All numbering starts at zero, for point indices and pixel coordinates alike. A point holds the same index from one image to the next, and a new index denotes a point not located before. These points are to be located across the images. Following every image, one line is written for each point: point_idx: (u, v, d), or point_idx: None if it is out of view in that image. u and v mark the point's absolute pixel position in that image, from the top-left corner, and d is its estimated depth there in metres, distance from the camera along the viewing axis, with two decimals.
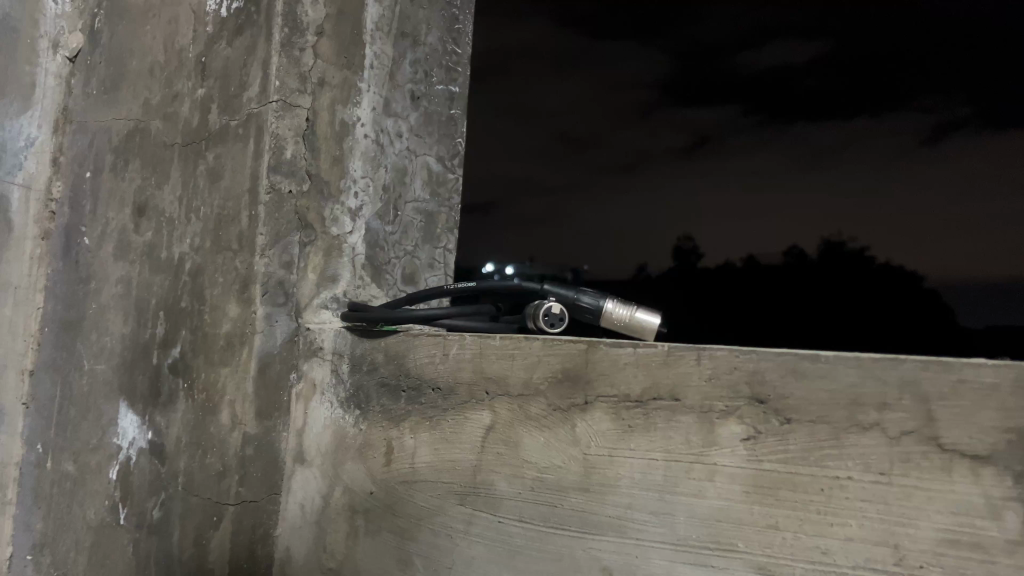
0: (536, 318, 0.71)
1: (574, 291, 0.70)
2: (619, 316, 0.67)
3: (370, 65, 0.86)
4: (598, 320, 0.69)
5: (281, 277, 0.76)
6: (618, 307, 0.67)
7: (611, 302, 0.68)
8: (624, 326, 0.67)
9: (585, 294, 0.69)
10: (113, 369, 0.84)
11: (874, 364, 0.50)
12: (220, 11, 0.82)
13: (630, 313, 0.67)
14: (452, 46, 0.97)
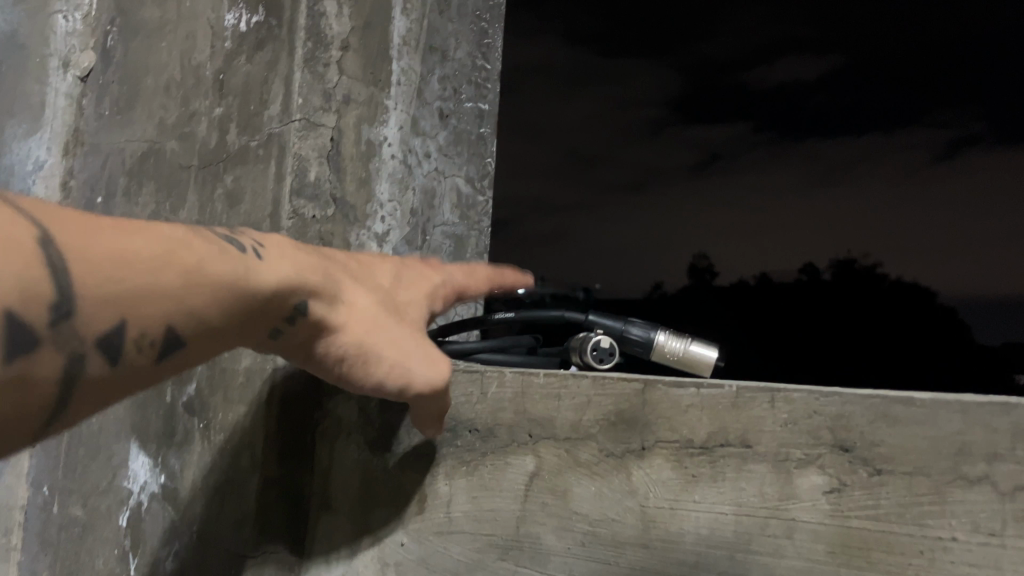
0: (584, 353, 0.63)
1: (622, 322, 0.64)
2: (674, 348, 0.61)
3: (398, 81, 0.80)
4: (648, 354, 0.62)
5: None
6: (671, 339, 0.61)
7: (663, 335, 0.62)
8: (677, 362, 0.61)
9: (633, 324, 0.63)
10: (125, 406, 0.79)
11: (979, 408, 0.45)
12: (239, 25, 0.76)
13: (685, 343, 0.61)
14: (482, 61, 0.93)
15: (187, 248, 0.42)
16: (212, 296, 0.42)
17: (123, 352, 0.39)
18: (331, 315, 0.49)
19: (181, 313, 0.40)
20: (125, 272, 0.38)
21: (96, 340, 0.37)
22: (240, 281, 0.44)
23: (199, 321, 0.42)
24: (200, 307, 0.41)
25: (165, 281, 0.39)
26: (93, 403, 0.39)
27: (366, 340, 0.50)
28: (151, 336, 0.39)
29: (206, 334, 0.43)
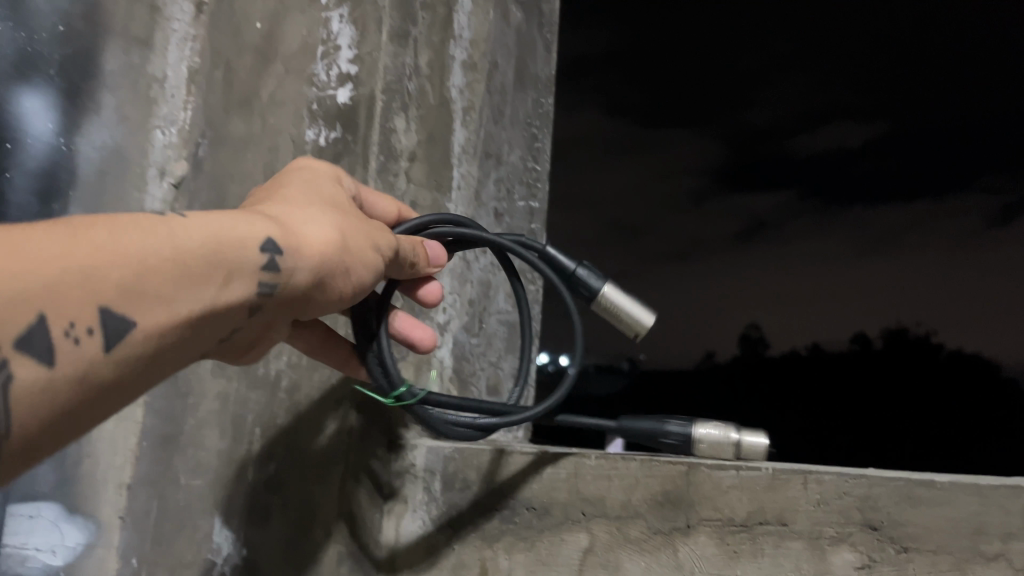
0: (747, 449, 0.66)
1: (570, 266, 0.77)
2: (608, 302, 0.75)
3: (457, 186, 0.89)
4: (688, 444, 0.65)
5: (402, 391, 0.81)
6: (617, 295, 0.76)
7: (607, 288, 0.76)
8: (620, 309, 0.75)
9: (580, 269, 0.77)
10: (209, 484, 0.80)
11: (995, 493, 0.56)
12: (317, 140, 0.83)
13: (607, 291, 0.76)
14: (531, 163, 1.03)
15: (91, 234, 0.45)
16: (132, 272, 0.46)
17: (59, 346, 0.43)
18: (287, 234, 0.56)
19: (106, 293, 0.45)
20: (35, 276, 0.42)
21: (15, 348, 0.42)
22: (175, 251, 0.49)
23: (130, 294, 0.46)
24: (126, 280, 0.46)
25: (69, 276, 0.44)
26: (56, 401, 0.44)
27: (335, 237, 0.59)
28: (82, 326, 0.44)
29: (149, 310, 0.47)
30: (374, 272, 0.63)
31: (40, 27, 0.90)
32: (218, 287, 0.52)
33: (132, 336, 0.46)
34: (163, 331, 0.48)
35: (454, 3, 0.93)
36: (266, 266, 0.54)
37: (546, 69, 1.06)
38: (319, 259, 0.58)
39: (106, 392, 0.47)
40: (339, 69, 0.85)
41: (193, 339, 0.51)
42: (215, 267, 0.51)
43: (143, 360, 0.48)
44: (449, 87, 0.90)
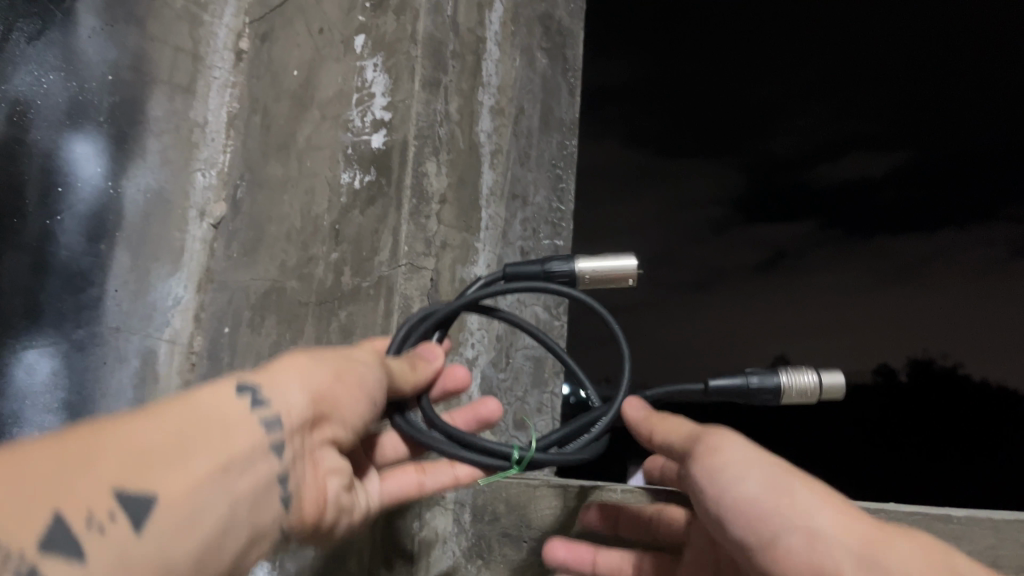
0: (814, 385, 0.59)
1: (538, 265, 0.65)
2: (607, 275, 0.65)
3: (486, 226, 0.93)
4: (778, 402, 0.59)
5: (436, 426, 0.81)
6: (592, 265, 0.64)
7: (580, 263, 0.65)
8: (601, 280, 0.64)
9: (550, 263, 0.65)
10: None
11: (1009, 526, 0.55)
12: (353, 183, 0.88)
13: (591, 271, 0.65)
14: (556, 203, 1.06)
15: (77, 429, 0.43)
16: (129, 446, 0.43)
17: (79, 537, 0.41)
18: (278, 376, 0.53)
19: (110, 473, 0.42)
20: (29, 477, 0.40)
21: (38, 553, 0.39)
22: (166, 411, 0.46)
23: (135, 467, 0.43)
24: (129, 457, 0.43)
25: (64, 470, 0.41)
26: None
27: (327, 362, 0.55)
28: (93, 514, 0.41)
29: (163, 476, 0.44)
30: (373, 368, 0.57)
31: (90, 77, 0.96)
32: (224, 440, 0.47)
33: (157, 508, 0.43)
34: (189, 496, 0.44)
35: (484, 49, 0.95)
36: (251, 404, 0.50)
37: (569, 112, 1.10)
38: (305, 381, 0.53)
39: None
40: (372, 116, 0.88)
41: (232, 502, 0.46)
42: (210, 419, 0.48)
43: (180, 534, 0.44)
44: (477, 132, 0.93)
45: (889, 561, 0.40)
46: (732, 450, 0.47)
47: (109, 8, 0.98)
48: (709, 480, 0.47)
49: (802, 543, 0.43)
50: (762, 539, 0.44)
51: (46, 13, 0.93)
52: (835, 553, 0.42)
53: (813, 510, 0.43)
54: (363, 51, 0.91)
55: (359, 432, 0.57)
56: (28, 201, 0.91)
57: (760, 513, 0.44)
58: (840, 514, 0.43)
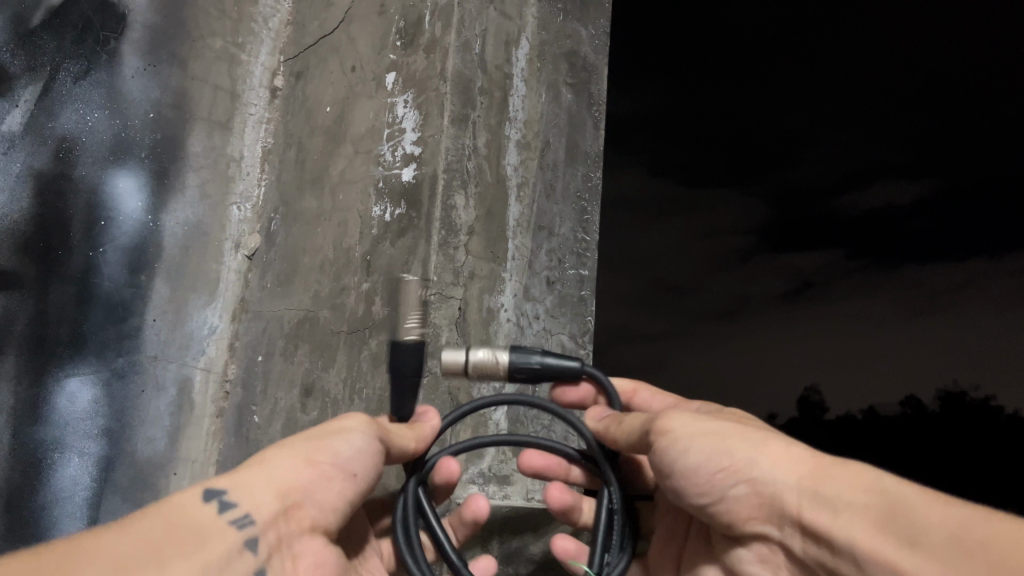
0: None
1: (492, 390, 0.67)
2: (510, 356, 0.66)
3: (512, 256, 0.95)
4: None
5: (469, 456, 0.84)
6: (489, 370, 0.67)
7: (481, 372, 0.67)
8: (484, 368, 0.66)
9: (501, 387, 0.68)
10: None
11: None
12: (384, 216, 0.91)
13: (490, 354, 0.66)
14: (581, 234, 1.08)
15: (54, 553, 0.45)
16: (113, 560, 0.45)
17: None
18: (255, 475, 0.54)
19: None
20: None
21: None
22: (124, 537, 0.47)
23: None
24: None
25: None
26: None
27: (305, 460, 0.55)
28: None
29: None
30: (360, 438, 0.57)
31: (133, 115, 1.01)
32: (197, 544, 0.49)
33: None
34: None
35: (510, 85, 0.97)
36: (218, 507, 0.51)
37: (595, 146, 1.12)
38: (272, 477, 0.54)
39: None
40: (402, 151, 0.91)
41: None
42: (180, 525, 0.50)
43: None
44: (505, 165, 0.95)
45: (820, 484, 0.52)
46: (677, 426, 0.58)
47: (153, 50, 1.03)
48: (664, 460, 0.59)
49: (749, 488, 0.55)
50: (713, 494, 0.57)
51: (91, 54, 0.98)
52: (776, 488, 0.54)
53: (756, 459, 0.54)
54: (394, 88, 0.94)
55: (342, 516, 0.57)
56: (74, 236, 0.95)
57: (711, 474, 0.56)
58: (781, 461, 0.54)
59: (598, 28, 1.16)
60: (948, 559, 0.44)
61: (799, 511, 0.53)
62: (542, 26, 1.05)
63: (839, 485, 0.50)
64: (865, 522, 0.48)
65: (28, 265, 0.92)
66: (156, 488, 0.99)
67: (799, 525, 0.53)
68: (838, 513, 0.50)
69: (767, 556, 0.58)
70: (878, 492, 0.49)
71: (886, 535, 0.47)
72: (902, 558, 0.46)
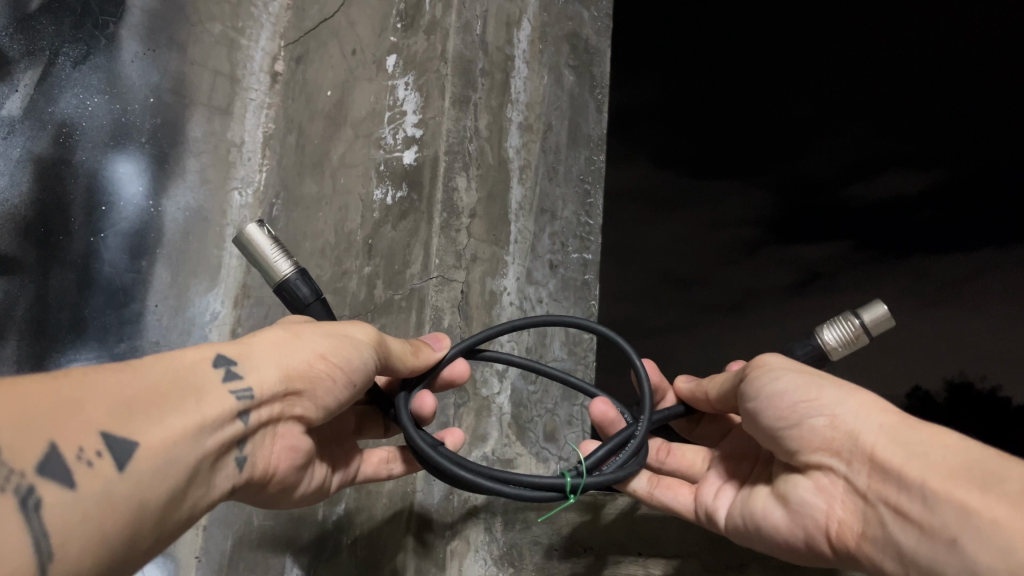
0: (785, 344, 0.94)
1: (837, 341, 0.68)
2: (844, 324, 0.68)
3: (515, 239, 0.95)
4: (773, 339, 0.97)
5: (472, 438, 0.84)
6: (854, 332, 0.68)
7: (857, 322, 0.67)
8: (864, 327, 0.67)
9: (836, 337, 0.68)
10: (281, 525, 0.91)
11: None
12: (385, 199, 0.90)
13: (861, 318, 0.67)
14: (584, 218, 1.07)
15: (62, 374, 0.48)
16: (115, 398, 0.48)
17: (74, 470, 0.45)
18: (257, 355, 0.58)
19: (97, 417, 0.47)
20: (16, 410, 0.44)
21: (36, 474, 0.44)
22: (148, 379, 0.51)
23: (121, 417, 0.48)
24: (114, 409, 0.48)
25: (56, 414, 0.46)
26: (83, 526, 0.44)
27: (313, 353, 0.60)
28: (89, 451, 0.46)
29: (142, 427, 0.48)
30: (364, 356, 0.62)
31: (133, 100, 1.00)
32: (196, 404, 0.53)
33: (139, 452, 0.48)
34: (166, 446, 0.49)
35: (512, 66, 0.97)
36: (224, 376, 0.56)
37: (598, 129, 1.11)
38: (282, 360, 0.60)
39: (135, 521, 0.47)
40: (403, 133, 0.90)
41: (199, 456, 0.52)
42: (184, 383, 0.53)
43: (155, 477, 0.48)
44: (506, 148, 0.95)
45: (903, 432, 0.53)
46: (778, 361, 0.62)
47: (151, 34, 1.03)
48: (753, 386, 0.63)
49: (826, 422, 0.57)
50: (791, 420, 0.59)
51: (91, 39, 0.98)
52: (855, 426, 0.55)
53: (844, 400, 0.56)
54: (395, 70, 0.94)
55: (330, 412, 0.64)
56: (74, 221, 0.95)
57: (794, 403, 0.59)
58: (868, 406, 0.56)
59: (600, 10, 1.15)
60: (1020, 500, 0.43)
61: (872, 449, 0.54)
62: (543, 7, 1.04)
63: (924, 436, 0.51)
64: (940, 469, 0.48)
65: (28, 251, 0.91)
66: None
67: (870, 460, 0.54)
68: (915, 457, 0.50)
69: (825, 486, 0.57)
70: (958, 449, 0.49)
71: (961, 479, 0.47)
72: (973, 498, 0.45)
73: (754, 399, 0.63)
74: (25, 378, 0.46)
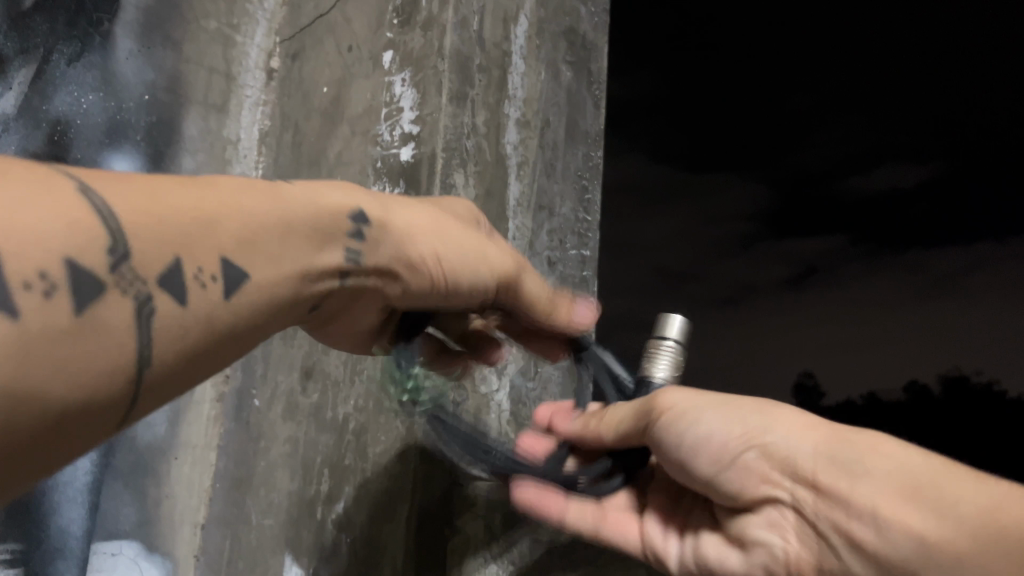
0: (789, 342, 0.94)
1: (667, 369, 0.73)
2: (660, 353, 0.73)
3: (513, 236, 0.94)
4: None
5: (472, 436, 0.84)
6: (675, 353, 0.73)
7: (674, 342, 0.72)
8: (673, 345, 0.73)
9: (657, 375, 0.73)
10: (279, 524, 0.91)
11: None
12: (382, 196, 0.90)
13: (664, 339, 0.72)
14: (583, 215, 1.07)
15: (202, 188, 0.54)
16: (242, 231, 0.56)
17: (189, 289, 0.51)
18: (393, 220, 0.66)
19: (223, 242, 0.54)
20: (154, 215, 0.51)
21: (157, 284, 0.50)
22: (281, 213, 0.59)
23: (243, 247, 0.55)
24: (240, 236, 0.55)
25: (191, 234, 0.52)
26: (177, 347, 0.51)
27: (431, 250, 0.67)
28: (208, 272, 0.52)
29: (253, 265, 0.56)
30: (474, 272, 0.68)
31: (128, 98, 1.00)
32: (315, 250, 0.61)
33: (247, 285, 0.55)
34: (267, 289, 0.57)
35: (509, 62, 0.96)
36: (354, 232, 0.64)
37: (596, 124, 1.11)
38: (404, 240, 0.66)
39: (214, 344, 0.54)
40: (400, 130, 0.90)
41: (292, 298, 0.60)
42: (316, 228, 0.61)
43: (249, 311, 0.55)
44: (504, 144, 0.94)
45: (840, 449, 0.57)
46: (676, 398, 0.64)
47: (147, 32, 1.02)
48: (672, 428, 0.63)
49: (758, 455, 0.60)
50: (724, 460, 0.61)
51: (86, 36, 0.98)
52: (792, 451, 0.59)
53: (773, 427, 0.60)
54: (391, 66, 0.93)
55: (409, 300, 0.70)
56: None
57: (725, 441, 0.61)
58: (793, 429, 0.60)
59: (597, 6, 1.15)
60: (974, 529, 0.51)
61: (814, 475, 0.58)
62: (541, 2, 1.03)
63: (858, 452, 0.57)
64: (886, 488, 0.55)
65: None
66: (157, 473, 1.00)
67: (813, 487, 0.58)
68: (860, 478, 0.56)
69: (775, 521, 0.61)
70: (899, 466, 0.55)
71: (912, 503, 0.54)
72: (926, 524, 0.53)
73: (671, 440, 0.63)
74: (170, 187, 0.52)
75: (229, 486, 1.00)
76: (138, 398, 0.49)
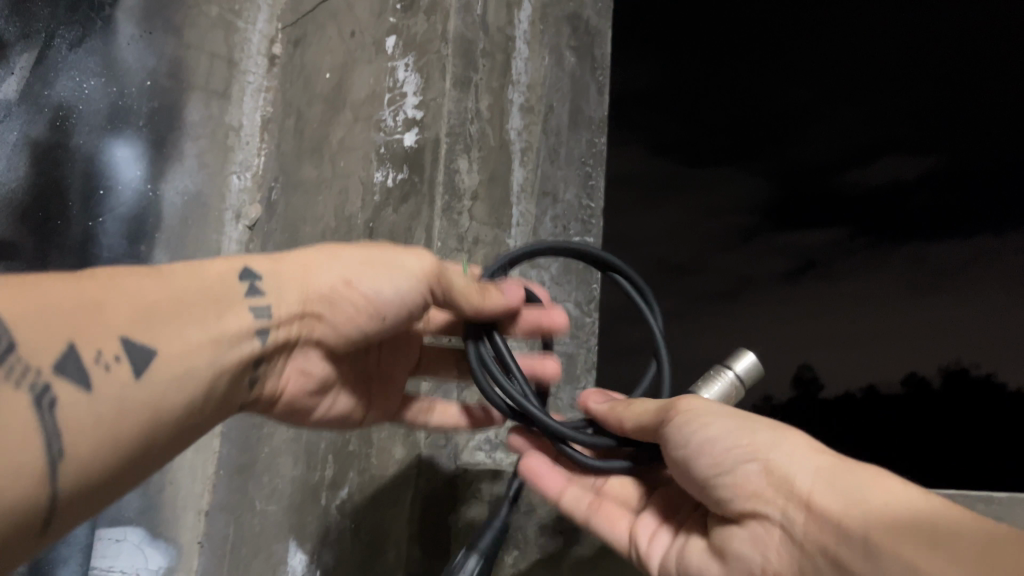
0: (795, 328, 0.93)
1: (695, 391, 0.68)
2: (716, 378, 0.68)
3: (517, 222, 0.94)
4: None
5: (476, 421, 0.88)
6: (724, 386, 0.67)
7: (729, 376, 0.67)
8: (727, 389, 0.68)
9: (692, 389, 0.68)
10: (283, 510, 0.91)
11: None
12: (386, 181, 0.90)
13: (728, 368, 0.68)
14: (586, 201, 1.06)
15: (92, 279, 0.55)
16: (144, 309, 0.55)
17: (93, 369, 0.52)
18: (372, 270, 0.66)
19: (121, 323, 0.54)
20: (35, 306, 0.51)
21: (55, 372, 0.50)
22: (183, 290, 0.58)
23: (145, 325, 0.55)
24: (140, 314, 0.55)
25: (78, 317, 0.53)
26: (95, 429, 0.51)
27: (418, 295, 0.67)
28: (108, 355, 0.53)
29: (161, 337, 0.56)
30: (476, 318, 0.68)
31: (129, 84, 0.99)
32: (218, 315, 0.60)
33: (156, 360, 0.55)
34: (184, 355, 0.57)
35: (513, 48, 0.96)
36: (247, 291, 0.63)
37: (600, 112, 1.09)
38: (378, 290, 0.66)
39: (146, 429, 0.54)
40: (403, 116, 0.89)
41: (217, 369, 0.60)
42: (217, 295, 0.61)
43: (169, 387, 0.55)
44: (508, 130, 0.94)
45: (843, 473, 0.49)
46: (693, 406, 0.57)
47: (148, 17, 1.02)
48: (678, 434, 0.57)
49: (760, 469, 0.52)
50: (723, 468, 0.54)
51: (87, 21, 0.97)
52: (790, 471, 0.51)
53: (778, 443, 0.52)
54: (395, 52, 0.93)
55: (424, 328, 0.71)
56: (71, 206, 0.94)
57: (725, 449, 0.54)
58: (800, 447, 0.52)
59: None
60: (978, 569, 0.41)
61: (809, 494, 0.50)
62: None
63: (864, 477, 0.48)
64: (885, 523, 0.46)
65: (26, 236, 0.91)
66: (159, 461, 0.99)
67: (806, 506, 0.50)
68: (862, 505, 0.47)
69: (760, 536, 0.53)
70: (902, 503, 0.46)
71: (910, 538, 0.44)
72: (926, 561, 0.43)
73: (677, 449, 0.57)
74: (50, 282, 0.53)
75: (233, 473, 1.00)
76: (58, 490, 0.49)
